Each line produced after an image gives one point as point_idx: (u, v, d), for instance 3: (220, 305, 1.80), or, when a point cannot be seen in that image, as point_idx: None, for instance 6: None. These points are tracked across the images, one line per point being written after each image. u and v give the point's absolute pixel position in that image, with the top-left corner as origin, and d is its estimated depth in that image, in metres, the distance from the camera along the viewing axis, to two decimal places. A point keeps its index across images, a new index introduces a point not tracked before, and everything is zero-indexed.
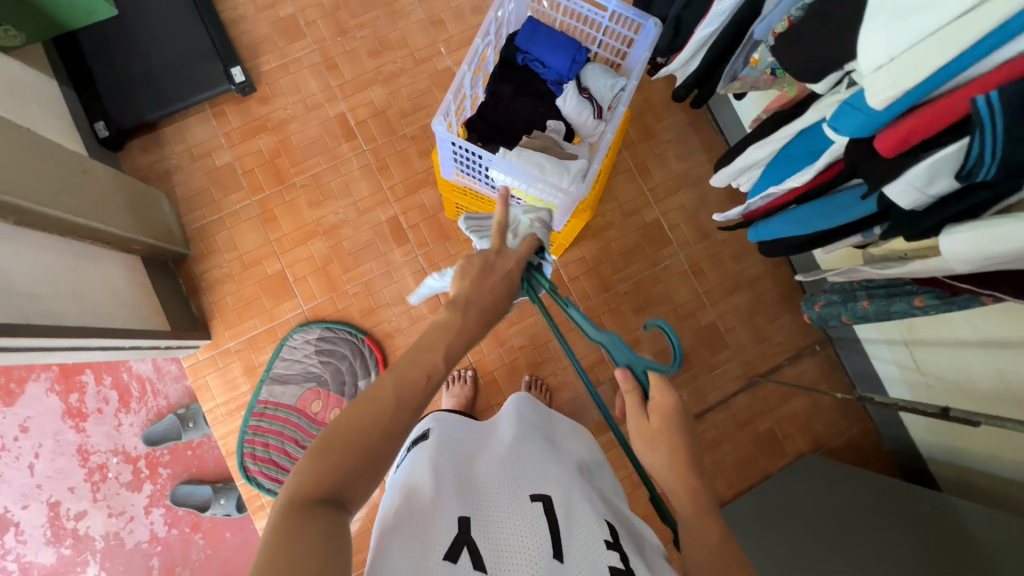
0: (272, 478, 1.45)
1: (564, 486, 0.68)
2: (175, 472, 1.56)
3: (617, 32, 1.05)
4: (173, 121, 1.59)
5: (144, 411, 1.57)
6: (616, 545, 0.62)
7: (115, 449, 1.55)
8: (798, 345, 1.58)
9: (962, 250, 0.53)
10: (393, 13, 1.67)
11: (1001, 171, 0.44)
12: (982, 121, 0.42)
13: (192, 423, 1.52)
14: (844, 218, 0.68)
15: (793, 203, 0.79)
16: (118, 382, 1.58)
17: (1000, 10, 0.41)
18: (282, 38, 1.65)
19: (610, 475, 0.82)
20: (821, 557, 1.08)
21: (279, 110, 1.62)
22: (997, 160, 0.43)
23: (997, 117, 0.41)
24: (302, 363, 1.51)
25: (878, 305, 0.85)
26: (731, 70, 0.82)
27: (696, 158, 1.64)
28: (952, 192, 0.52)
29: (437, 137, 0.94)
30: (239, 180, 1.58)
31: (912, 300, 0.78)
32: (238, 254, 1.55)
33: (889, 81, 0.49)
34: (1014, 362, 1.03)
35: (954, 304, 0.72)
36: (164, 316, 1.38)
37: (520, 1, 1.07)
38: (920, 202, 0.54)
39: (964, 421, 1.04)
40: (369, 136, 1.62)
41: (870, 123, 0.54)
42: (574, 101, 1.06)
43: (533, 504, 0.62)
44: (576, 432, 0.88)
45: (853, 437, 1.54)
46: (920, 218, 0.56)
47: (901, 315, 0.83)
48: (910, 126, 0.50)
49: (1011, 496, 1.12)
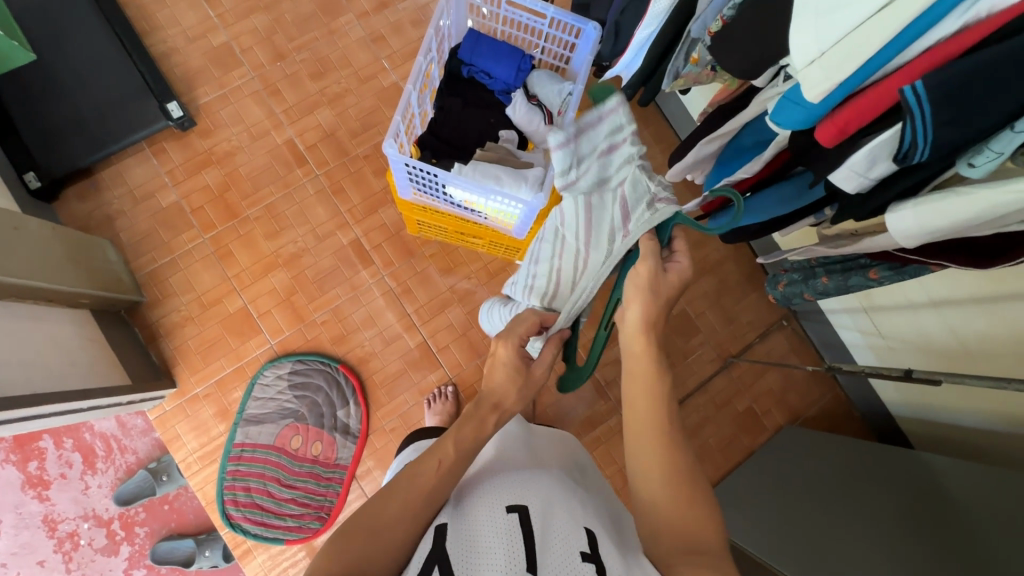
0: (258, 522, 1.40)
1: (544, 496, 0.65)
2: (153, 530, 1.48)
3: (558, 38, 1.06)
4: (110, 164, 1.52)
5: (112, 470, 1.49)
6: (595, 553, 0.58)
7: (85, 514, 1.47)
8: (766, 322, 1.63)
9: (909, 227, 0.55)
10: (332, 33, 1.64)
11: (933, 154, 0.47)
12: (910, 108, 0.44)
13: (166, 476, 1.46)
14: (800, 202, 0.70)
15: (747, 191, 0.80)
16: (80, 443, 1.49)
17: (916, 3, 0.43)
18: (219, 67, 1.60)
19: (599, 482, 0.82)
20: (817, 533, 1.11)
21: (223, 142, 1.57)
22: (929, 143, 0.45)
23: (924, 105, 0.43)
24: (276, 400, 1.46)
25: (836, 280, 0.88)
26: (674, 67, 0.83)
27: (650, 150, 1.67)
28: (892, 174, 0.54)
29: (390, 160, 0.92)
30: (188, 218, 1.52)
31: (867, 273, 0.81)
32: (196, 295, 1.49)
33: (820, 76, 0.51)
34: (966, 318, 1.08)
35: (905, 274, 0.75)
36: (123, 368, 1.31)
37: (458, 14, 1.06)
38: (863, 186, 0.56)
39: (925, 381, 1.10)
40: (321, 160, 1.58)
41: (810, 116, 0.56)
42: (523, 109, 1.06)
43: (508, 514, 0.60)
44: (560, 439, 0.88)
45: (827, 405, 1.60)
46: (867, 199, 0.58)
47: (858, 287, 0.86)
48: (845, 118, 0.53)
49: (979, 444, 1.18)
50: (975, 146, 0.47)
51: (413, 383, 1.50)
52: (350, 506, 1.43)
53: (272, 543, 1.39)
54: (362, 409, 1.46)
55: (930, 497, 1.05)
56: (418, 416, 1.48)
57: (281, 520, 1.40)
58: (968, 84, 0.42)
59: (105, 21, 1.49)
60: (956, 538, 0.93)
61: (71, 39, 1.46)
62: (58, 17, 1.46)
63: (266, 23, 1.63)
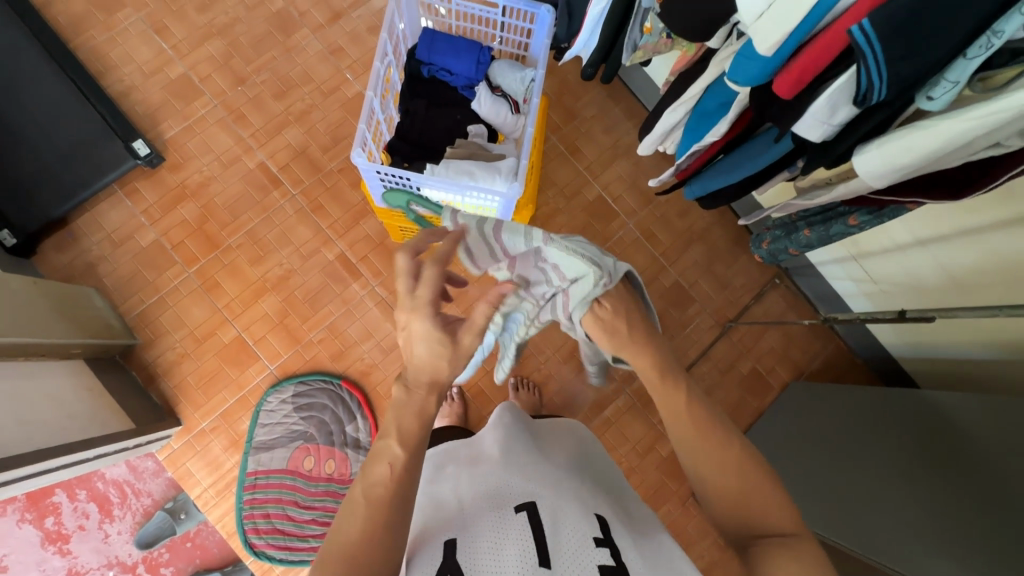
0: (282, 547, 1.40)
1: (552, 488, 0.65)
2: (180, 568, 1.48)
3: (514, 26, 1.05)
4: (84, 212, 1.51)
5: (129, 515, 1.49)
6: (608, 539, 0.59)
7: (109, 562, 1.47)
8: (759, 283, 1.64)
9: (878, 166, 0.55)
10: (289, 50, 1.62)
11: (892, 91, 0.47)
12: (861, 49, 0.44)
13: (184, 513, 1.46)
14: (765, 159, 0.70)
15: (720, 153, 0.80)
16: (94, 493, 1.49)
17: None
18: (180, 99, 1.58)
19: (603, 459, 0.84)
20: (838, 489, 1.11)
21: (195, 174, 1.55)
22: (885, 81, 0.45)
23: (874, 44, 0.43)
24: (283, 424, 1.46)
25: (818, 232, 0.89)
26: (630, 40, 0.82)
27: (623, 127, 1.66)
28: (852, 119, 0.54)
29: (361, 170, 0.91)
30: (170, 255, 1.51)
31: (847, 221, 0.81)
32: (189, 330, 1.48)
33: (772, 27, 0.51)
34: (953, 253, 1.09)
35: (884, 216, 0.75)
36: (124, 414, 1.30)
37: (412, 16, 1.05)
38: (827, 135, 0.56)
39: (919, 320, 1.11)
40: (295, 179, 1.57)
41: (766, 70, 0.56)
42: (489, 102, 1.05)
43: (517, 514, 0.60)
44: (559, 425, 0.88)
45: (829, 356, 1.61)
46: (832, 147, 0.58)
47: (841, 236, 0.86)
48: (800, 66, 0.52)
49: (984, 376, 1.20)
50: (930, 78, 0.47)
51: None
52: None
53: (299, 566, 1.39)
54: (370, 422, 1.46)
55: (939, 431, 1.05)
56: None
57: (304, 542, 1.40)
58: (919, 17, 0.41)
59: (58, 67, 1.47)
60: (971, 476, 0.92)
61: (25, 90, 1.44)
62: (9, 70, 1.43)
63: (222, 48, 1.61)
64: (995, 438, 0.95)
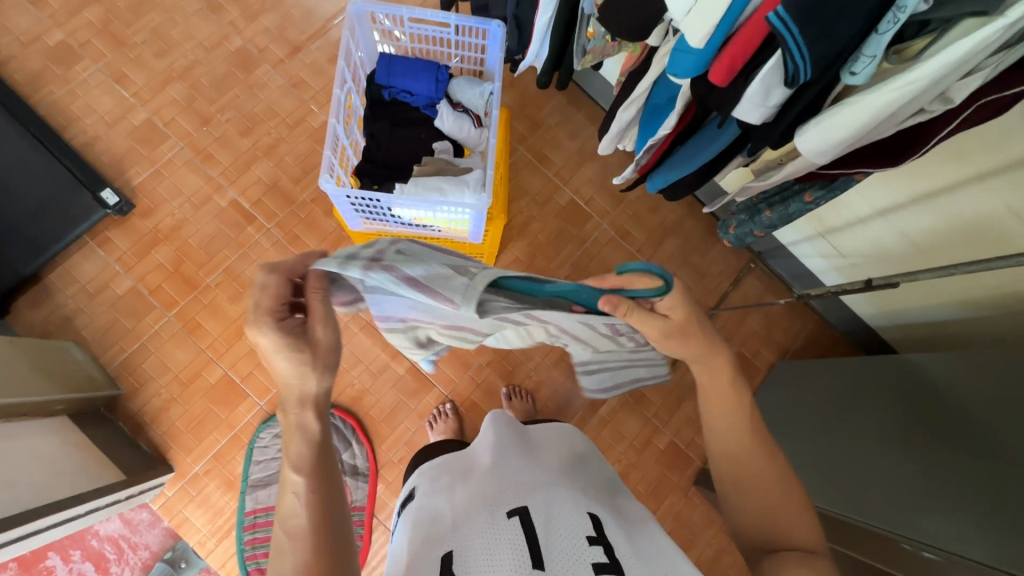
0: None
1: (544, 492, 0.66)
2: None
3: (468, 43, 1.08)
4: (57, 266, 1.49)
5: (127, 570, 1.45)
6: (601, 536, 0.61)
7: None
8: (735, 269, 1.68)
9: (818, 141, 0.58)
10: (252, 87, 1.64)
11: (816, 70, 0.49)
12: (780, 32, 0.46)
13: (185, 562, 1.40)
14: (716, 146, 0.73)
15: (675, 144, 0.83)
16: (88, 551, 1.45)
17: None
18: (146, 145, 1.58)
19: (596, 458, 0.85)
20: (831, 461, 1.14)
21: (166, 217, 1.55)
22: (807, 60, 0.48)
23: (791, 26, 0.46)
24: (278, 459, 1.44)
25: (779, 211, 0.92)
26: (579, 45, 0.86)
27: (586, 131, 1.70)
28: (787, 100, 0.57)
29: (330, 195, 0.92)
30: (148, 300, 1.50)
31: (803, 198, 0.85)
32: (174, 374, 1.46)
33: (700, 20, 0.53)
34: (911, 220, 1.15)
35: (835, 189, 0.79)
36: (114, 465, 1.28)
37: (366, 42, 1.07)
38: (766, 116, 0.59)
39: (885, 286, 1.15)
40: (269, 213, 1.57)
41: (701, 61, 0.58)
42: (451, 119, 1.08)
43: (510, 520, 0.61)
44: (552, 429, 0.89)
45: (811, 333, 1.64)
46: (773, 128, 0.61)
47: (800, 213, 0.90)
48: (731, 54, 0.55)
49: (956, 334, 1.25)
50: (849, 53, 0.50)
51: (412, 409, 1.50)
52: (378, 546, 1.43)
53: None
54: (366, 447, 1.45)
55: (916, 392, 1.08)
56: (424, 440, 1.48)
57: None
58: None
59: (18, 124, 1.47)
60: (952, 433, 0.95)
61: None
62: None
63: (184, 91, 1.62)
64: (971, 393, 0.98)
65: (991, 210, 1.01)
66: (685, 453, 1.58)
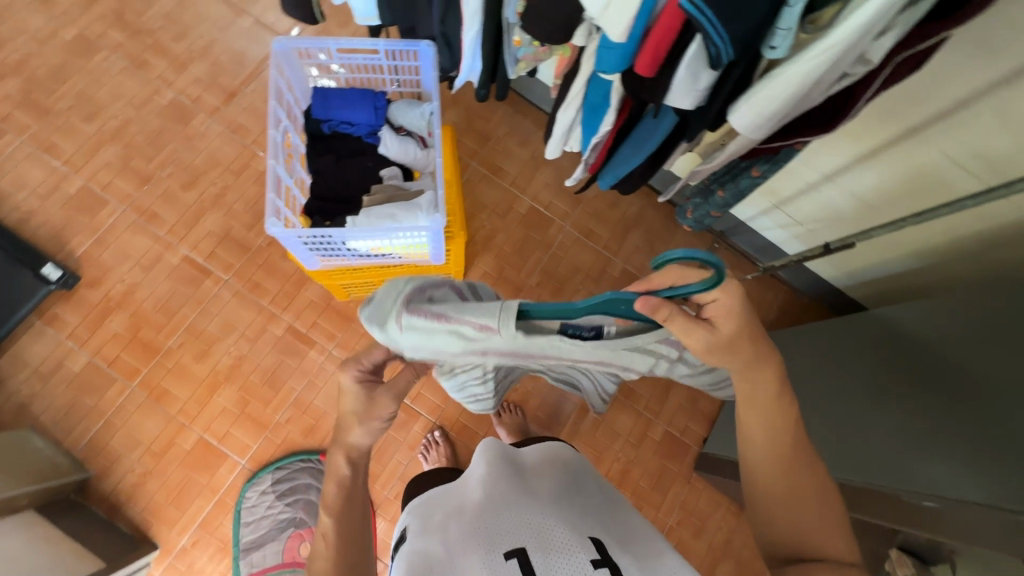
0: None
1: (542, 523, 0.64)
2: None
3: (401, 67, 1.07)
4: (3, 353, 1.41)
5: None
6: (605, 559, 0.60)
7: None
8: (702, 251, 1.69)
9: (752, 117, 0.59)
10: (189, 138, 1.59)
11: (738, 50, 0.50)
12: (695, 16, 0.47)
13: None
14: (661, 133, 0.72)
15: (620, 139, 0.83)
16: None
17: None
18: (86, 213, 1.52)
19: (596, 480, 0.84)
20: (825, 426, 1.14)
21: (116, 284, 1.48)
22: (727, 41, 0.48)
23: (705, 10, 0.46)
24: (269, 517, 1.38)
25: (730, 190, 0.93)
26: (510, 55, 0.87)
27: (536, 138, 1.71)
28: (716, 81, 0.58)
29: (280, 238, 0.89)
30: (108, 373, 1.43)
31: (751, 173, 0.86)
32: (145, 447, 1.39)
33: (618, 15, 0.54)
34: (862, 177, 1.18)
35: (780, 161, 0.80)
36: (92, 553, 1.21)
37: (297, 76, 1.05)
38: (698, 101, 0.59)
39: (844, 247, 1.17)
40: (225, 264, 1.52)
41: (625, 56, 0.59)
42: (396, 144, 1.06)
43: (509, 561, 0.59)
44: (547, 452, 0.87)
45: (784, 303, 1.67)
46: (708, 109, 0.62)
47: (751, 188, 0.91)
48: (653, 46, 0.55)
49: (920, 283, 1.29)
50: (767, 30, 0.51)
51: (402, 442, 1.47)
52: None
53: None
54: None
55: (896, 345, 1.09)
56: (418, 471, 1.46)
57: None
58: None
59: None
60: (935, 380, 0.97)
61: None
62: None
63: (119, 152, 1.57)
64: (948, 339, 0.99)
65: (937, 158, 1.05)
66: (682, 441, 1.58)
